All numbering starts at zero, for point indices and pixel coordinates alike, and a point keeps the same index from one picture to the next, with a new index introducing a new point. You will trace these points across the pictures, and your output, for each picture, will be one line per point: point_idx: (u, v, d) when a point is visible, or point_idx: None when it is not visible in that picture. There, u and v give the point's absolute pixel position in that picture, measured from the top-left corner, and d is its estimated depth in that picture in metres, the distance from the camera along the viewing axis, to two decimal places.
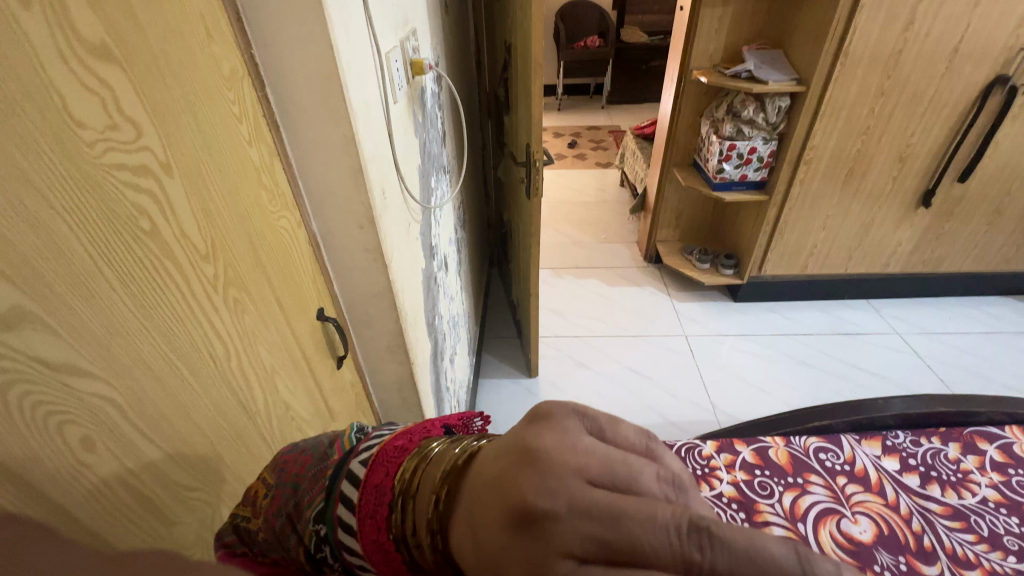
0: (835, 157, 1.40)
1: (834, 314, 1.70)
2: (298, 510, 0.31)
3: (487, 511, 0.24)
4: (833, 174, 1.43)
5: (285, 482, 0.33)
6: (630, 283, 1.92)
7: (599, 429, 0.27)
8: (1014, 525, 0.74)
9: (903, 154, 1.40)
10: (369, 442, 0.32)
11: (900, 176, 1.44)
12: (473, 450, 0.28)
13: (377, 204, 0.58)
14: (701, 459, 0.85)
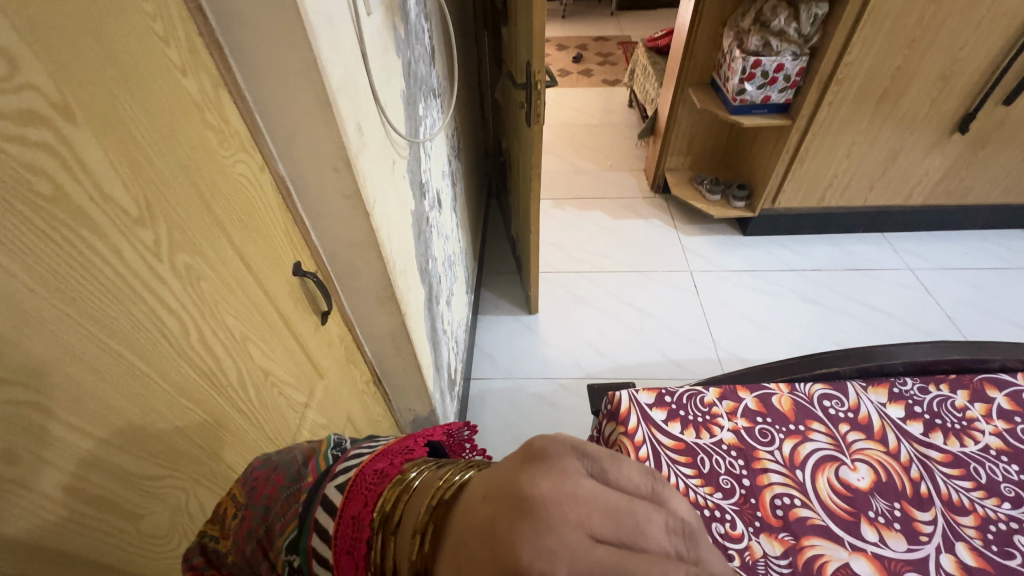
0: (870, 77, 1.26)
1: (846, 249, 1.64)
2: (269, 536, 0.33)
3: (476, 559, 0.24)
4: (867, 96, 1.29)
5: (257, 503, 0.35)
6: (635, 215, 1.84)
7: (600, 471, 0.27)
8: (1012, 473, 0.74)
9: (947, 72, 1.25)
10: (345, 464, 0.34)
11: (940, 99, 1.30)
12: (458, 484, 0.29)
13: (352, 143, 0.50)
14: (702, 406, 0.84)
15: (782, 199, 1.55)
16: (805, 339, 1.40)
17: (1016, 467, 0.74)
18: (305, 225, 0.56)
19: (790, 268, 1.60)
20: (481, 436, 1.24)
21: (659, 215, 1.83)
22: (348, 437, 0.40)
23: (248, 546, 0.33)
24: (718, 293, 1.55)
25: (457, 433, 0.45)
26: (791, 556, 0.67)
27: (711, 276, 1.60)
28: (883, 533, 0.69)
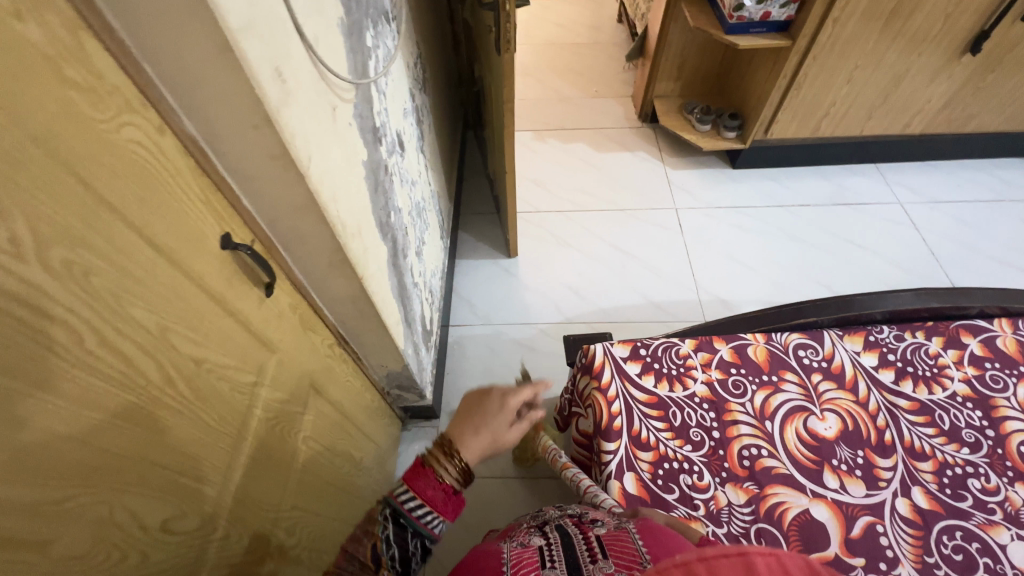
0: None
1: (837, 182, 1.58)
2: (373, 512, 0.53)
3: (476, 412, 0.60)
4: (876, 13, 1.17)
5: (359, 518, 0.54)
6: (620, 147, 1.73)
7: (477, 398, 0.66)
8: (975, 419, 0.75)
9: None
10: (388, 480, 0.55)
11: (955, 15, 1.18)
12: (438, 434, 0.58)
13: (272, 95, 0.43)
14: (677, 359, 0.83)
15: (774, 129, 1.46)
16: (787, 278, 1.39)
17: (979, 412, 0.76)
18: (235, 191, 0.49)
19: (778, 203, 1.55)
20: (461, 381, 1.25)
21: (645, 148, 1.73)
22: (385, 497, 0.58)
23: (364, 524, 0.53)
24: (703, 231, 1.50)
25: None
26: (754, 505, 0.69)
27: (696, 213, 1.55)
28: (844, 480, 0.71)
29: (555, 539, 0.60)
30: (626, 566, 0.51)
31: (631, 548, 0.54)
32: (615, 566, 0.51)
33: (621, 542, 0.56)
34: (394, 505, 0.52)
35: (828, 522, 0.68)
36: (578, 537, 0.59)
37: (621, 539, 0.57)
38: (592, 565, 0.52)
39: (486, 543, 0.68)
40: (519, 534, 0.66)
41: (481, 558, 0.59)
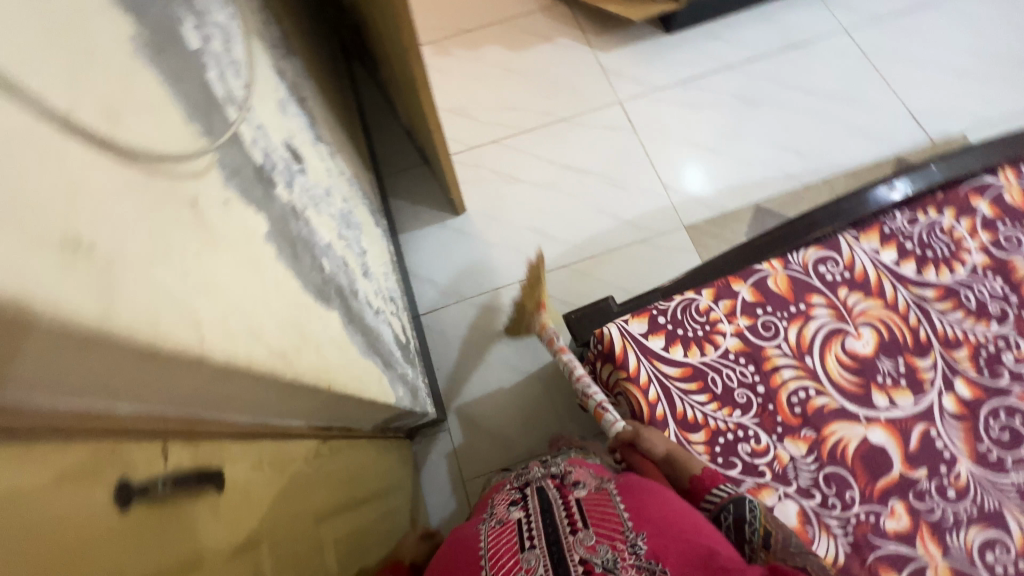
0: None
1: (779, 22, 1.42)
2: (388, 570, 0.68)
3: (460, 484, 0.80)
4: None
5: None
6: (538, 39, 1.46)
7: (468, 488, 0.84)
8: (997, 288, 0.73)
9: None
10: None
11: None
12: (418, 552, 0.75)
13: (84, 296, 0.23)
14: (700, 317, 0.74)
15: None
16: (753, 151, 1.29)
17: (999, 279, 0.74)
18: (119, 423, 0.30)
19: (725, 65, 1.39)
20: (455, 372, 1.14)
21: (566, 31, 1.46)
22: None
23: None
24: (654, 119, 1.34)
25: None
26: (816, 451, 0.67)
27: (642, 102, 1.37)
28: (892, 395, 0.69)
29: (535, 510, 0.61)
30: (608, 539, 0.54)
31: (611, 515, 0.57)
32: (596, 536, 0.54)
33: (601, 509, 0.58)
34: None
35: (887, 444, 0.67)
36: (556, 503, 0.61)
37: (601, 505, 0.60)
38: (571, 537, 0.54)
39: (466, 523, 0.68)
40: (501, 501, 0.68)
41: (461, 542, 0.60)
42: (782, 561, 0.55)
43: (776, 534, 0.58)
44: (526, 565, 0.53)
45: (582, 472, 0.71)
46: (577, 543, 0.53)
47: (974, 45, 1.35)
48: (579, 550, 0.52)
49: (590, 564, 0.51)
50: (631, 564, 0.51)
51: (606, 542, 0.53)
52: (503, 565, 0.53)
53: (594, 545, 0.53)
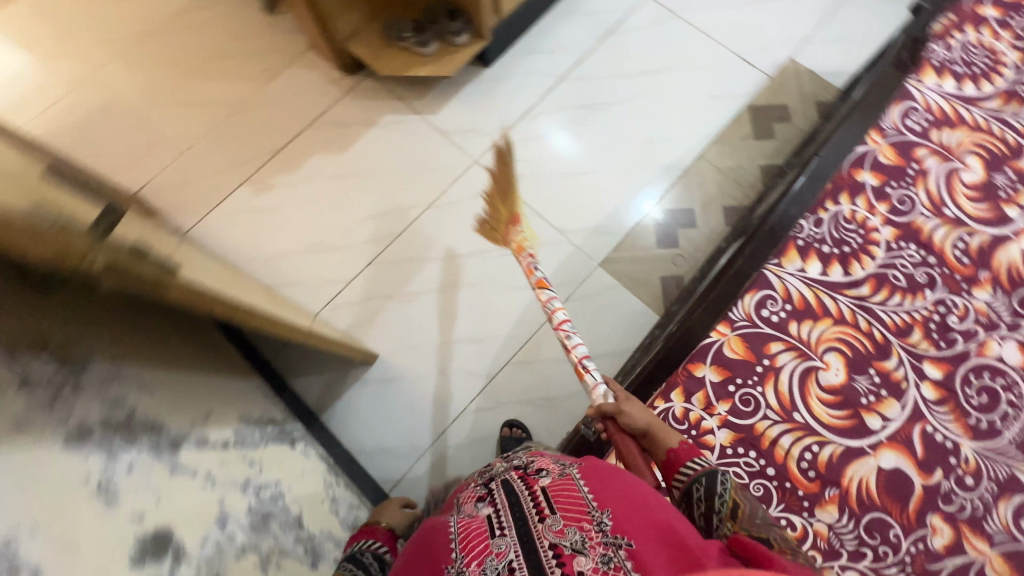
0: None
1: (587, 12, 1.36)
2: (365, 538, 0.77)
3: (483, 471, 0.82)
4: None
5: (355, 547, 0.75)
6: (362, 128, 1.30)
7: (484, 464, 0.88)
8: (916, 254, 0.74)
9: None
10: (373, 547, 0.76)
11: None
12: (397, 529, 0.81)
13: None
14: (682, 424, 0.69)
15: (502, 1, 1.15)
16: (623, 157, 1.25)
17: (911, 244, 0.74)
18: None
19: (558, 79, 1.31)
20: None
21: (386, 108, 1.31)
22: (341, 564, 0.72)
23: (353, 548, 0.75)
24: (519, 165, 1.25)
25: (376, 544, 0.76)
26: (847, 508, 0.65)
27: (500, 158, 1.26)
28: (881, 411, 0.68)
29: (502, 503, 0.62)
30: (574, 521, 0.56)
31: (576, 498, 0.58)
32: (564, 520, 0.56)
33: (567, 492, 0.59)
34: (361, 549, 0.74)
35: (900, 464, 0.67)
36: (523, 493, 0.62)
37: (567, 488, 0.60)
38: (541, 525, 0.56)
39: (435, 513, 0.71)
40: (469, 495, 0.69)
41: (434, 539, 0.63)
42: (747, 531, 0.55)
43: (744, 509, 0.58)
44: (496, 550, 0.56)
45: (543, 456, 0.70)
46: (546, 530, 0.55)
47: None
48: (548, 536, 0.55)
49: (560, 548, 0.53)
50: (598, 542, 0.53)
51: (573, 523, 0.55)
52: (475, 551, 0.57)
53: (562, 530, 0.55)
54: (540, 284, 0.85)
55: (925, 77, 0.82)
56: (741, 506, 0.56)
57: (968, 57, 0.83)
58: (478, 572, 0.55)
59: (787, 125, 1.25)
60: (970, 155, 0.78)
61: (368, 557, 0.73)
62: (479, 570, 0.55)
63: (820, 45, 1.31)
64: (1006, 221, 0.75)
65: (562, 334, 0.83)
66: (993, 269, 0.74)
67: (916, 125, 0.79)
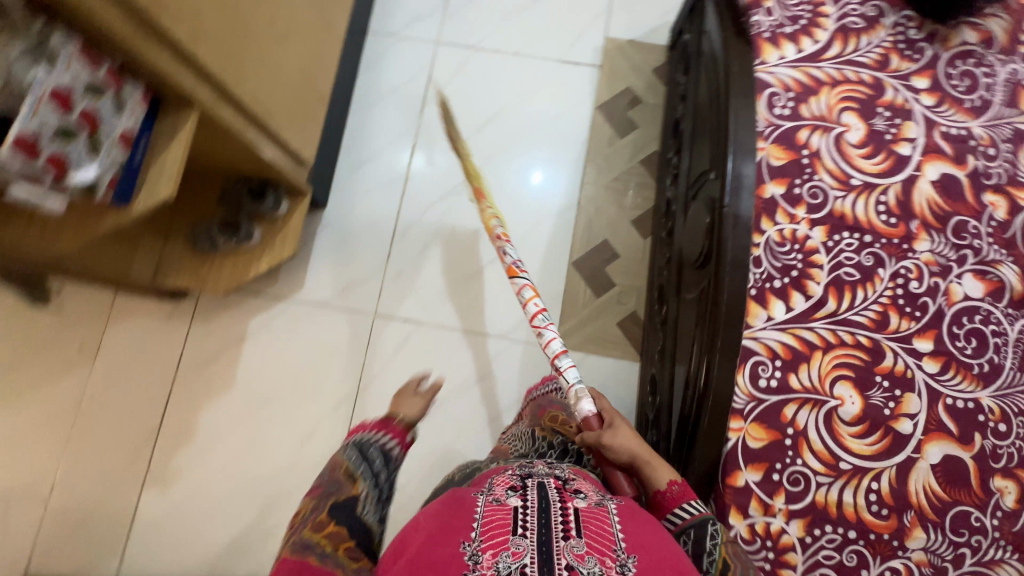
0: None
1: (390, 94, 1.21)
2: (383, 424, 0.69)
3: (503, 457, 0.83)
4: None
5: (372, 435, 0.68)
6: (236, 347, 1.10)
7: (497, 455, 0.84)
8: (853, 240, 0.72)
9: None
10: (374, 436, 0.68)
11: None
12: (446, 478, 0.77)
13: None
14: (756, 542, 0.65)
15: (303, 152, 0.97)
16: (525, 199, 1.15)
17: (843, 233, 0.72)
18: None
19: (406, 176, 1.18)
20: None
21: (248, 313, 1.11)
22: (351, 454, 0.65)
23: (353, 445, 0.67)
24: (426, 291, 1.13)
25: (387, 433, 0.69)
26: (930, 521, 0.65)
27: (409, 292, 1.12)
28: (905, 410, 0.68)
29: (534, 501, 0.57)
30: (597, 552, 0.52)
31: (607, 532, 0.55)
32: (587, 547, 0.52)
33: (599, 523, 0.55)
34: (362, 442, 0.67)
35: (947, 450, 0.67)
36: (555, 503, 0.57)
37: (600, 519, 0.56)
38: (562, 544, 0.52)
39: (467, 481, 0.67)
40: (500, 479, 0.63)
41: (456, 505, 0.59)
42: None
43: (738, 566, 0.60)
44: (514, 549, 0.51)
45: (584, 479, 0.65)
46: (567, 549, 0.51)
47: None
48: (567, 556, 0.51)
49: (576, 572, 0.50)
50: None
51: (596, 554, 0.52)
52: (493, 540, 0.52)
53: (582, 556, 0.51)
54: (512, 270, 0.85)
55: (767, 55, 0.76)
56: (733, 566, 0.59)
57: (790, 11, 0.78)
58: (490, 564, 0.50)
59: (642, 107, 1.19)
60: (845, 113, 0.75)
61: (376, 452, 0.66)
62: (491, 564, 0.50)
63: (624, 11, 1.24)
64: (905, 160, 0.74)
65: (536, 328, 0.85)
66: (919, 215, 0.73)
67: (785, 109, 0.75)
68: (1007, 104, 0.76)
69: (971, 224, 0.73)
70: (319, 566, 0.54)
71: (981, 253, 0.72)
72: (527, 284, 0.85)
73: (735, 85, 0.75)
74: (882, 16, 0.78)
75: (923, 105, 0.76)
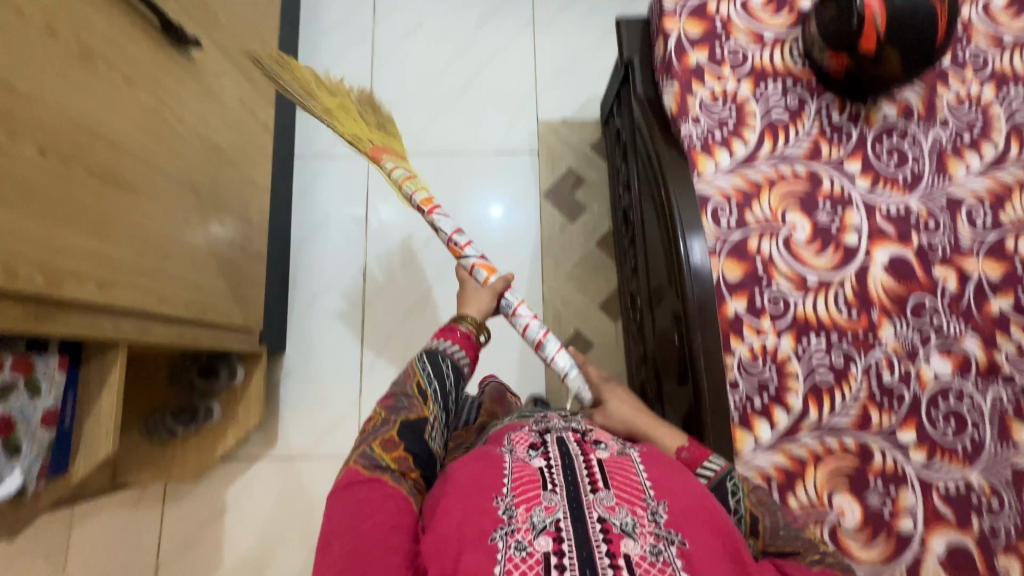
0: (40, 198, 0.51)
1: (330, 219, 1.16)
2: (452, 342, 0.70)
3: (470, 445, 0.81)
4: (90, 199, 0.58)
5: (443, 347, 0.69)
6: (218, 523, 1.04)
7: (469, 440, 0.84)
8: (821, 343, 0.72)
9: (65, 29, 0.55)
10: (444, 346, 0.69)
11: (127, 63, 0.64)
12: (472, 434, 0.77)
13: None
14: None
15: (250, 319, 0.92)
16: (496, 237, 1.16)
17: (810, 336, 0.72)
18: None
19: (364, 263, 1.15)
20: None
21: (221, 484, 1.05)
22: (422, 357, 0.67)
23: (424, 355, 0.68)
24: (399, 337, 1.12)
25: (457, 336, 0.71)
26: None
27: (384, 351, 1.11)
28: (904, 506, 0.68)
29: (557, 457, 0.54)
30: (628, 502, 0.49)
31: (633, 481, 0.52)
32: (616, 499, 0.49)
33: (624, 473, 0.53)
34: (433, 348, 0.69)
35: (951, 540, 0.67)
36: (579, 458, 0.54)
37: (623, 468, 0.54)
38: (592, 497, 0.49)
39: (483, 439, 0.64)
40: (518, 434, 0.61)
41: (478, 465, 0.55)
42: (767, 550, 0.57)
43: (765, 521, 0.59)
44: (547, 504, 0.48)
45: (603, 431, 0.63)
46: (597, 502, 0.48)
47: (442, 50, 1.25)
48: (597, 509, 0.48)
49: (608, 525, 0.47)
50: (650, 531, 0.47)
51: (626, 505, 0.49)
52: (526, 495, 0.49)
53: (615, 507, 0.48)
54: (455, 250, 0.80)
55: (702, 167, 0.76)
56: (760, 521, 0.58)
57: (716, 115, 0.78)
58: (524, 518, 0.47)
59: (586, 187, 1.18)
60: (789, 212, 0.75)
61: (449, 366, 0.68)
62: (525, 518, 0.47)
63: (550, 94, 1.23)
64: (854, 250, 0.75)
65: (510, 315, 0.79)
66: (878, 302, 0.74)
67: (731, 221, 0.75)
68: (938, 172, 0.78)
69: (927, 302, 0.74)
70: (388, 484, 0.55)
71: (942, 331, 0.73)
72: (478, 263, 0.78)
73: (677, 210, 0.72)
74: (804, 104, 0.79)
75: (860, 189, 0.77)
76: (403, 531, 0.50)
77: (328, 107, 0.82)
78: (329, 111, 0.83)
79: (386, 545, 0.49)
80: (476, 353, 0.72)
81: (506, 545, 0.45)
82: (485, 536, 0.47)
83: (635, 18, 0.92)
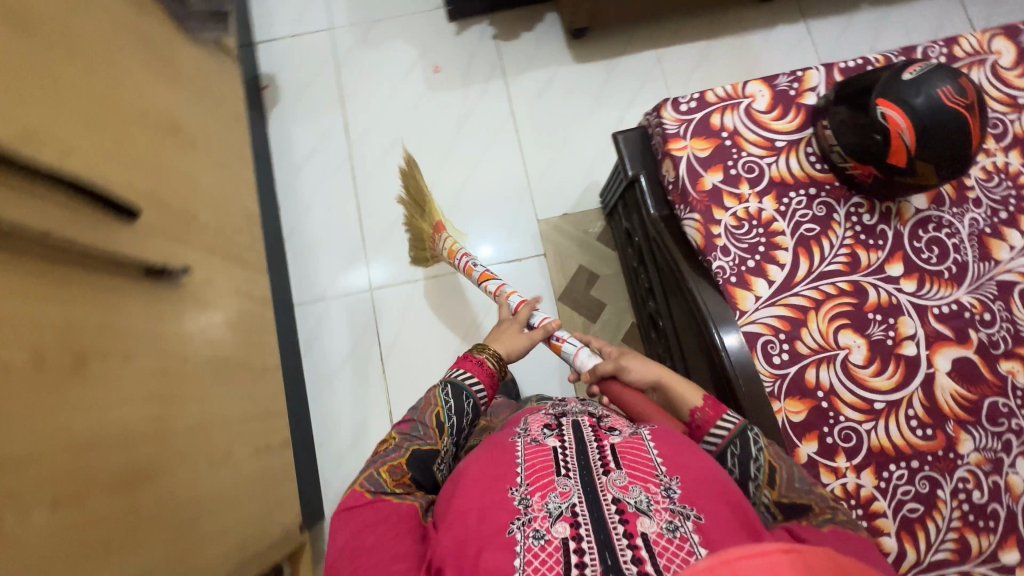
0: (54, 569, 0.45)
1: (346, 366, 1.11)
2: (470, 373, 0.71)
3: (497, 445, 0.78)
4: (108, 521, 0.51)
5: (460, 378, 0.70)
6: None
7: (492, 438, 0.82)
8: (902, 470, 0.68)
9: (52, 349, 0.49)
10: (461, 376, 0.70)
11: (119, 338, 0.58)
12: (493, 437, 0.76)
13: None
14: None
15: (287, 516, 0.86)
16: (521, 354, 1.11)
17: (890, 466, 0.68)
18: None
19: (378, 338, 1.12)
20: None
21: None
22: (442, 389, 0.68)
23: (444, 387, 0.68)
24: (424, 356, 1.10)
25: (476, 366, 0.72)
26: None
27: None
28: None
29: (571, 441, 0.55)
30: (641, 480, 0.50)
31: (646, 458, 0.53)
32: (630, 476, 0.50)
33: (636, 450, 0.54)
34: (454, 379, 0.69)
35: None
36: (592, 441, 0.55)
37: (637, 447, 0.54)
38: (607, 478, 0.50)
39: (499, 426, 0.65)
40: (533, 419, 0.62)
41: (492, 456, 0.56)
42: (784, 498, 0.57)
43: (782, 473, 0.59)
44: (561, 488, 0.49)
45: (619, 418, 0.63)
46: (611, 483, 0.49)
47: (424, 158, 1.20)
48: (612, 490, 0.49)
49: (623, 504, 0.47)
50: (665, 508, 0.47)
51: (640, 482, 0.50)
52: (540, 482, 0.50)
53: (628, 486, 0.49)
54: (484, 276, 0.91)
55: (742, 302, 0.72)
56: (779, 472, 0.59)
57: (744, 241, 0.74)
58: (539, 505, 0.48)
59: (601, 283, 1.13)
60: (840, 333, 0.71)
61: (468, 403, 0.68)
62: (541, 505, 0.48)
63: (546, 192, 1.19)
64: (915, 362, 0.71)
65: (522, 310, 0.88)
66: (951, 415, 0.70)
67: (783, 355, 0.70)
68: (981, 259, 0.74)
69: (1001, 404, 0.70)
70: (398, 505, 0.58)
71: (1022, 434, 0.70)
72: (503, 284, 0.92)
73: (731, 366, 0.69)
74: (832, 212, 0.75)
75: (906, 293, 0.73)
76: (410, 536, 0.55)
77: (413, 197, 0.99)
78: (417, 203, 0.98)
79: (396, 551, 0.53)
80: (494, 383, 0.72)
81: (524, 535, 0.46)
82: (503, 530, 0.47)
83: (631, 131, 0.87)
